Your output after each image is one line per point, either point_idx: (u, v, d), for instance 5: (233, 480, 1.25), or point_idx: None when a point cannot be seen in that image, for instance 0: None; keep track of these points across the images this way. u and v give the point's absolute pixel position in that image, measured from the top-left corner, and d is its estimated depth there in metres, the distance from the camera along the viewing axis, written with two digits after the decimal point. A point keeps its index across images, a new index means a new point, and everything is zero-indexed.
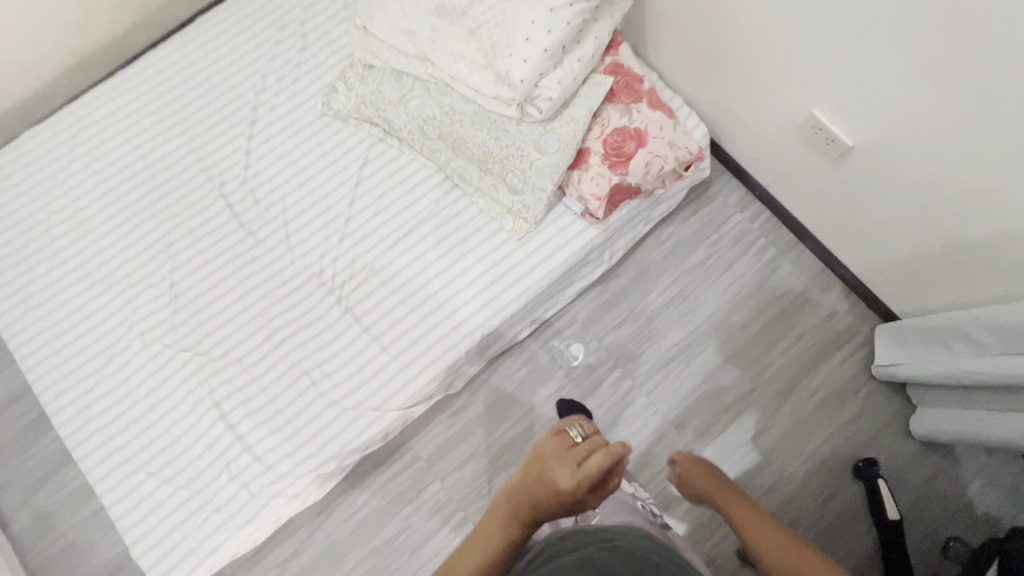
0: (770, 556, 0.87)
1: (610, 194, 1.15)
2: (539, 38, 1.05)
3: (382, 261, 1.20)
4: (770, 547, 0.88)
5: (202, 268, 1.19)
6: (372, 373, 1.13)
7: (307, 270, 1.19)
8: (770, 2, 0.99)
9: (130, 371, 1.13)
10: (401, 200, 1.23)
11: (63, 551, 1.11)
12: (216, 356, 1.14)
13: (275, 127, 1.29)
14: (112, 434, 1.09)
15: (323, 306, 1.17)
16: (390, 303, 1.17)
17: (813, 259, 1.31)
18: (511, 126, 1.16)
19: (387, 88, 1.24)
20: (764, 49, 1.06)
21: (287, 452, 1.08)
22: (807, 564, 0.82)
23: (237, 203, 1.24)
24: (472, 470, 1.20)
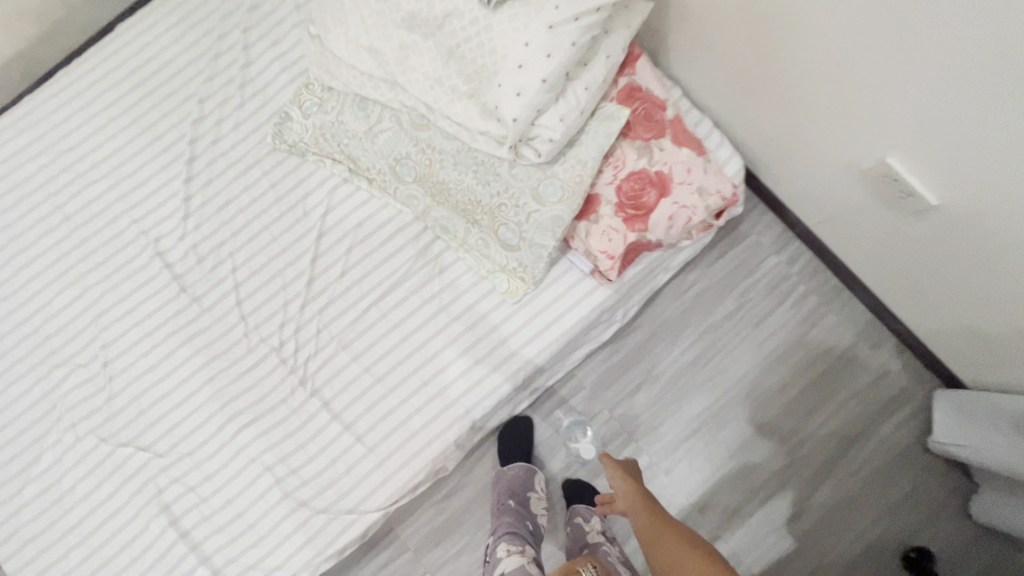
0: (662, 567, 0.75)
1: (625, 252, 0.94)
2: (536, 63, 0.81)
3: (352, 331, 1.01)
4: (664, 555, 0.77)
5: (140, 344, 1.02)
6: (346, 468, 0.98)
7: (264, 345, 1.01)
8: (838, 14, 0.74)
9: (67, 471, 0.98)
10: (373, 256, 1.03)
11: None
12: (163, 452, 0.98)
13: (217, 165, 1.07)
14: (47, 545, 0.96)
15: (286, 389, 1.00)
16: (364, 384, 1.00)
17: (862, 310, 1.11)
18: (502, 168, 0.94)
19: (349, 118, 1.01)
20: (830, 73, 0.81)
21: (250, 563, 0.96)
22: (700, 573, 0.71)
23: (178, 264, 1.04)
24: (467, 562, 1.08)
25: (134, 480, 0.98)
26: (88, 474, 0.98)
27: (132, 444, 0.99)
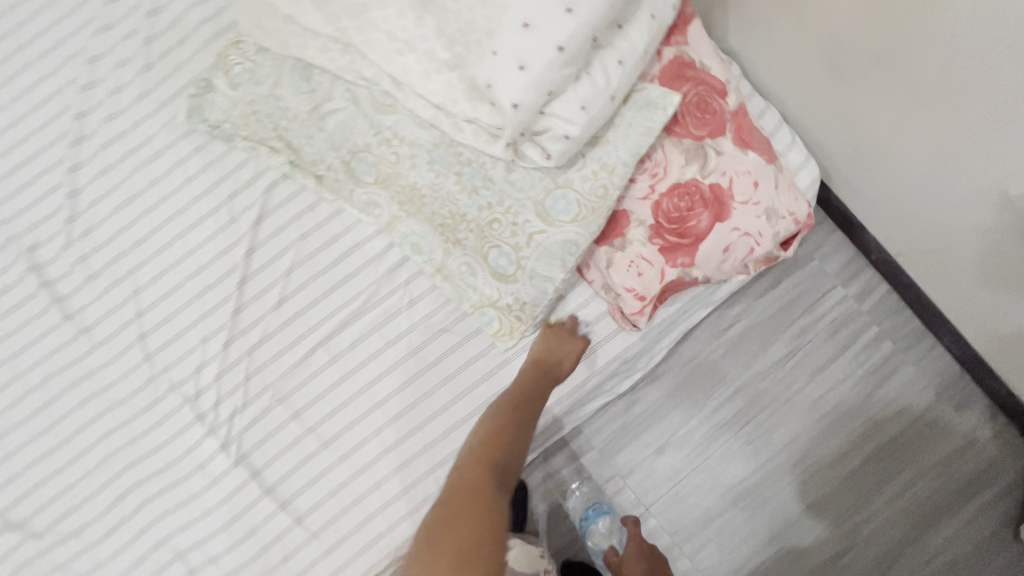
0: None
1: (661, 292, 0.69)
2: (548, 22, 0.56)
3: (293, 378, 0.77)
4: None
5: (7, 387, 0.77)
6: (282, 557, 0.75)
7: (176, 394, 0.77)
8: None
9: None
10: (321, 279, 0.78)
11: None
12: (41, 530, 0.75)
13: (114, 149, 0.80)
14: None
15: (204, 453, 0.76)
16: (305, 449, 0.76)
17: (947, 361, 0.88)
18: (496, 171, 0.68)
19: (290, 93, 0.75)
20: (1008, 51, 0.54)
21: None
22: None
23: (62, 281, 0.78)
24: None
25: None
26: None
27: None
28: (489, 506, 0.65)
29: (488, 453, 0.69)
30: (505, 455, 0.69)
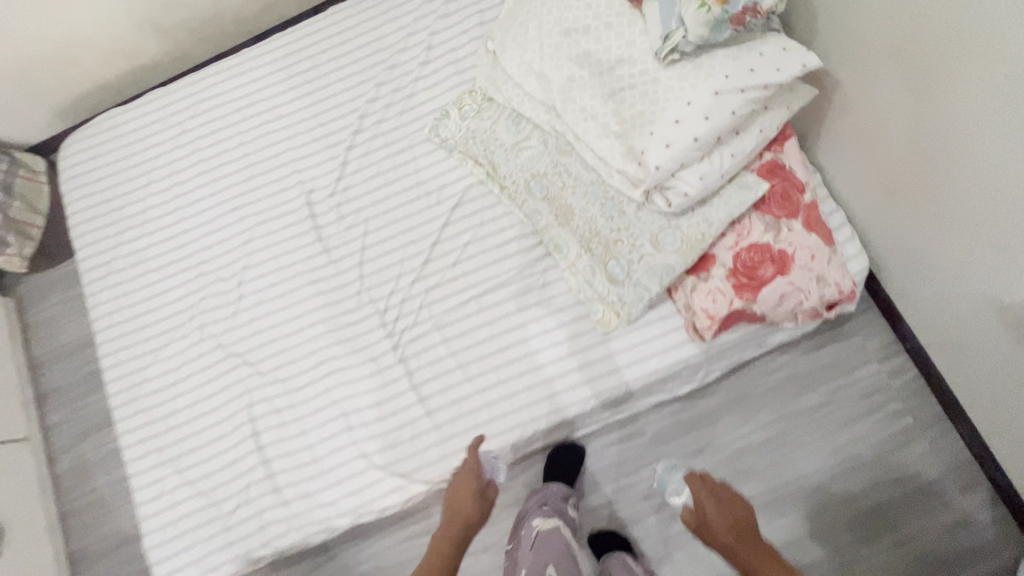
0: None
1: (727, 316, 0.96)
2: (692, 122, 0.87)
3: (449, 315, 1.10)
4: None
5: (270, 274, 1.17)
6: (410, 436, 1.06)
7: (371, 306, 1.12)
8: (1006, 157, 0.75)
9: (189, 362, 1.15)
10: (485, 254, 1.11)
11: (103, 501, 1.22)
12: (263, 371, 1.12)
13: (376, 142, 1.21)
14: (155, 418, 1.14)
15: (377, 349, 1.10)
16: (445, 366, 1.08)
17: (959, 446, 1.04)
18: (629, 208, 1.00)
19: (502, 130, 1.12)
20: (1004, 211, 0.78)
21: (306, 491, 1.06)
22: None
23: (321, 216, 1.19)
24: (490, 560, 1.13)
25: (231, 389, 1.12)
26: (202, 370, 1.14)
27: (241, 357, 1.13)
28: None
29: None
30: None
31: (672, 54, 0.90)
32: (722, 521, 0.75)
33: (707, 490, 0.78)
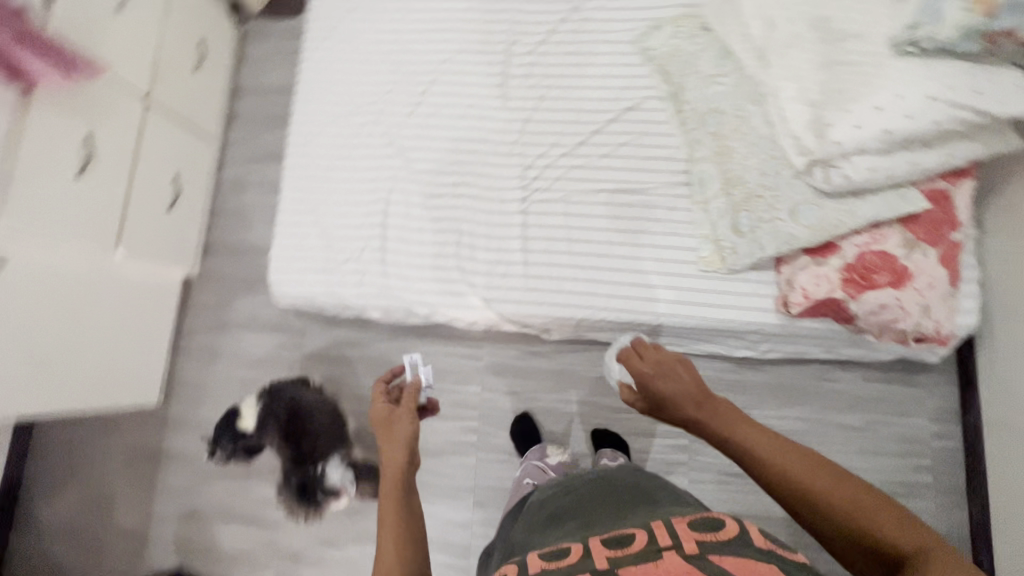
0: (759, 447, 0.73)
1: (821, 302, 1.02)
2: (891, 114, 0.91)
3: (579, 195, 1.22)
4: (748, 438, 0.74)
5: (451, 95, 1.33)
6: (502, 272, 1.22)
7: (520, 158, 1.27)
8: None
9: (359, 135, 1.35)
10: (634, 160, 1.21)
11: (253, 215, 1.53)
12: (412, 169, 1.30)
13: (587, 25, 1.31)
14: (316, 166, 1.36)
15: (509, 194, 1.25)
16: (556, 232, 1.21)
17: (960, 520, 1.10)
18: (783, 173, 1.06)
19: (704, 59, 1.18)
20: None
21: (403, 274, 1.26)
22: (815, 463, 0.69)
23: (514, 67, 1.32)
24: (510, 404, 1.32)
25: (382, 172, 1.32)
26: (365, 146, 1.34)
27: (401, 150, 1.32)
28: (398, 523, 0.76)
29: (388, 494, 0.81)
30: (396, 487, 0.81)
31: (908, 46, 0.93)
32: (675, 395, 0.81)
33: (649, 371, 0.84)
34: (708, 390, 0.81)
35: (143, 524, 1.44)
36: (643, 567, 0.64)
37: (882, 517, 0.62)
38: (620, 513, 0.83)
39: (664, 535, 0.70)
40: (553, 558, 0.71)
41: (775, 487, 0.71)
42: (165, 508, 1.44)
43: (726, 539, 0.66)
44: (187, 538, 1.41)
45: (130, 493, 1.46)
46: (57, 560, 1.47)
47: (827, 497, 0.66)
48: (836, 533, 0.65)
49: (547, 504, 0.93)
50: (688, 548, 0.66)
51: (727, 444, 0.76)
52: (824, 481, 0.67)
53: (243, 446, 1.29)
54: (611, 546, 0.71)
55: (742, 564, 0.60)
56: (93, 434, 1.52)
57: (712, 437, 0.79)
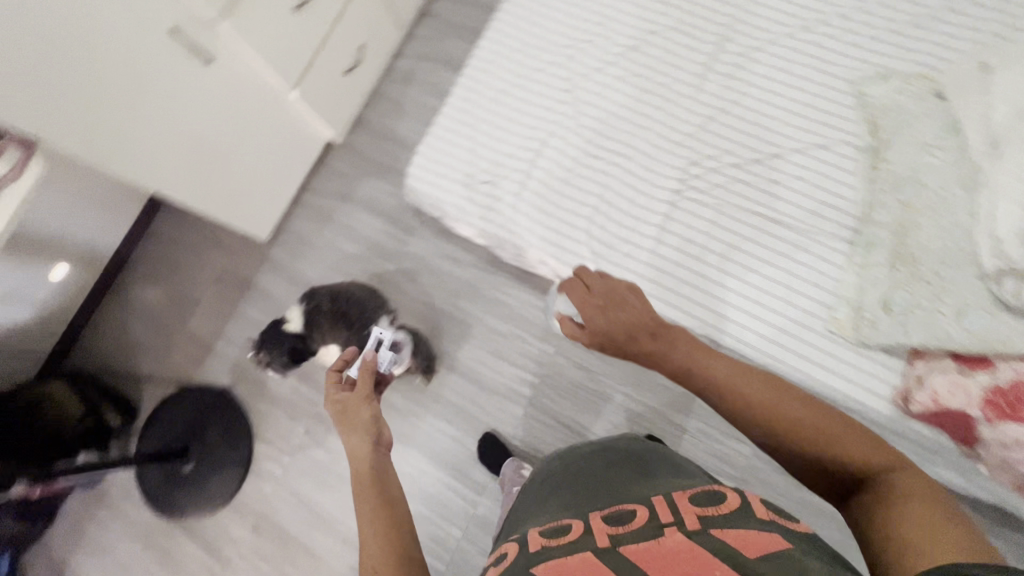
0: (725, 375, 0.77)
1: (947, 412, 0.95)
2: None
3: (732, 208, 1.19)
4: (715, 367, 0.78)
5: (645, 66, 1.30)
6: (627, 250, 1.21)
7: (689, 152, 1.23)
8: None
9: (542, 71, 1.35)
10: (803, 196, 1.16)
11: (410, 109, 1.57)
12: (579, 121, 1.30)
13: (810, 47, 1.24)
14: (488, 85, 1.38)
15: (663, 181, 1.23)
16: (694, 235, 1.19)
17: None
18: (963, 270, 0.99)
19: (923, 125, 1.10)
20: None
21: (531, 215, 1.27)
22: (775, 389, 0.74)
23: (720, 63, 1.27)
24: (576, 376, 1.33)
25: (549, 113, 1.32)
26: (542, 83, 1.34)
27: (574, 99, 1.31)
28: (379, 516, 0.75)
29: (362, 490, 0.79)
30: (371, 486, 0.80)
31: None
32: (629, 326, 0.82)
33: (602, 299, 0.85)
34: (660, 322, 0.83)
35: (212, 338, 1.56)
36: (647, 546, 0.62)
37: (848, 442, 0.68)
38: (620, 483, 0.81)
39: (665, 510, 0.68)
40: (555, 535, 0.69)
41: (742, 420, 0.75)
42: (235, 332, 1.54)
43: (727, 512, 0.65)
44: (244, 367, 1.51)
45: (213, 307, 1.58)
46: (133, 337, 1.62)
47: (797, 431, 0.70)
48: (804, 461, 0.71)
49: (552, 473, 0.91)
50: (690, 524, 0.64)
51: (689, 378, 0.79)
52: (789, 406, 0.72)
53: (290, 344, 1.29)
54: (612, 522, 0.69)
55: (743, 538, 0.60)
56: (198, 244, 1.64)
57: (670, 372, 0.81)
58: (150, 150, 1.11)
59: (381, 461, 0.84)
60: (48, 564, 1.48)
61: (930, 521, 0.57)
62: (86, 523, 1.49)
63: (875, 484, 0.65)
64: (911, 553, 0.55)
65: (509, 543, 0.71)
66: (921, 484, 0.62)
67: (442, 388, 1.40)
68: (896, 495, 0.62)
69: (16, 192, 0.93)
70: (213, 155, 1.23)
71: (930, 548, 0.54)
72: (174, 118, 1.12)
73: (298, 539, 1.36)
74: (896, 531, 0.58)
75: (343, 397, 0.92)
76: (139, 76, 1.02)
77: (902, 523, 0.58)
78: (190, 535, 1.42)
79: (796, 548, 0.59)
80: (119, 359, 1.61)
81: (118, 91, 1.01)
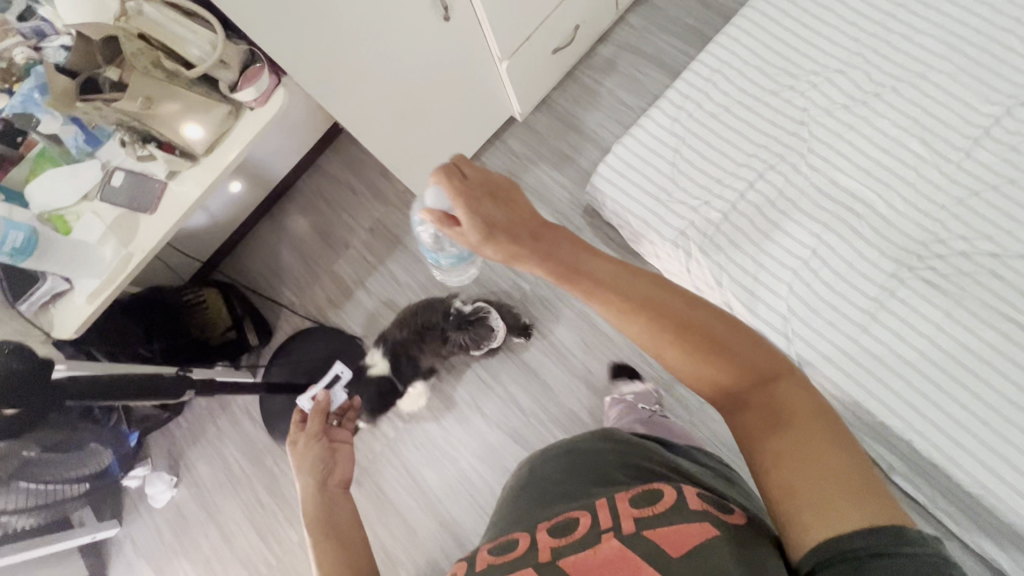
0: (611, 277, 0.66)
1: None
2: None
3: (976, 306, 1.00)
4: (599, 267, 0.67)
5: (903, 117, 1.12)
6: (830, 319, 1.06)
7: (936, 227, 1.06)
8: None
9: (776, 94, 1.20)
10: None
11: (604, 103, 1.47)
12: (807, 161, 1.15)
13: None
14: (707, 96, 1.24)
15: (895, 252, 1.06)
16: (919, 323, 1.02)
17: None
18: None
19: None
20: None
21: (727, 251, 1.14)
22: (661, 290, 0.66)
23: (1003, 130, 1.07)
24: (724, 431, 1.25)
25: (775, 143, 1.17)
26: (773, 108, 1.19)
27: (809, 135, 1.16)
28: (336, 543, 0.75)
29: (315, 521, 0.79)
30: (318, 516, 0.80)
31: None
32: (511, 224, 0.66)
33: (483, 189, 0.66)
34: (544, 219, 0.69)
35: (353, 285, 1.56)
36: (584, 560, 0.55)
37: (744, 359, 0.63)
38: (581, 486, 0.71)
39: (606, 516, 0.60)
40: (502, 552, 0.60)
41: (643, 328, 0.64)
42: (376, 286, 1.54)
43: (665, 510, 0.58)
44: (378, 321, 1.52)
45: (359, 253, 1.58)
46: (277, 261, 1.64)
47: (698, 343, 0.63)
48: (702, 378, 0.64)
49: (528, 481, 0.79)
50: (625, 528, 0.57)
51: (584, 280, 0.66)
52: (684, 313, 0.64)
53: (401, 375, 1.33)
54: (556, 532, 0.60)
55: (672, 536, 0.55)
56: (356, 188, 1.63)
57: (561, 271, 0.66)
58: (354, 91, 1.05)
59: (331, 504, 0.84)
60: (165, 450, 1.57)
61: (806, 469, 0.55)
62: (205, 426, 1.56)
63: (761, 402, 0.61)
64: (799, 521, 0.54)
65: (461, 562, 0.62)
66: (802, 399, 0.60)
67: (573, 400, 1.34)
68: (783, 426, 0.59)
69: (258, 118, 0.92)
70: (394, 111, 1.16)
71: (817, 515, 0.53)
72: (382, 63, 1.05)
73: (397, 504, 1.37)
74: (774, 484, 0.57)
75: (301, 438, 0.97)
76: (382, 18, 0.99)
77: (793, 481, 0.56)
78: None
79: (723, 541, 0.55)
80: (259, 277, 1.64)
81: (355, 25, 0.95)
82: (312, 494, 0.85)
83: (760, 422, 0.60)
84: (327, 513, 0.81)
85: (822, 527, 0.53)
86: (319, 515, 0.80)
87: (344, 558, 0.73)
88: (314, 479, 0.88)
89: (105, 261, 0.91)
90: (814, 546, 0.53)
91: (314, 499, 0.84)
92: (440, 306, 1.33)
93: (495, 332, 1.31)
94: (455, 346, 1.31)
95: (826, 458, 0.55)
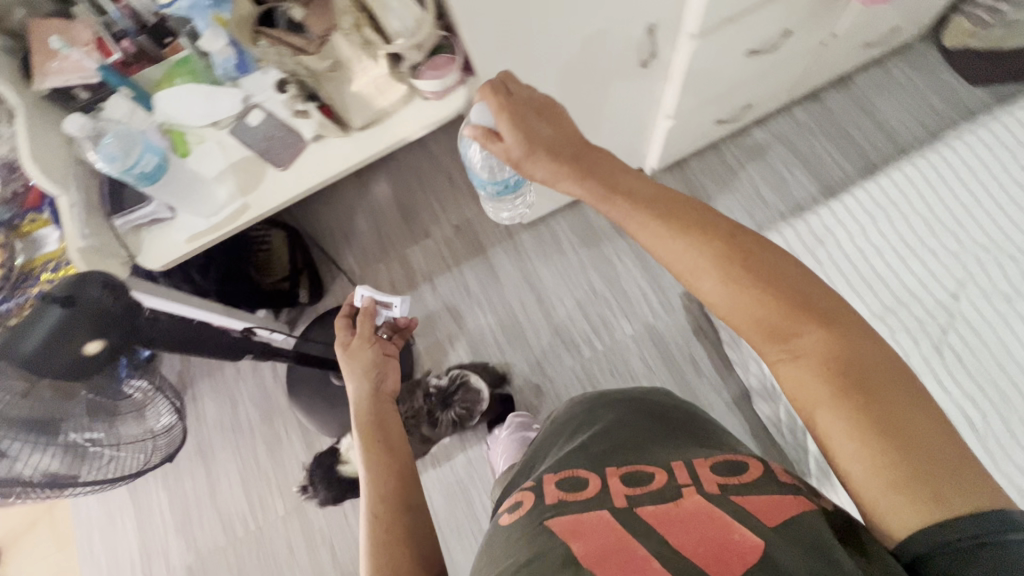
0: (658, 203, 0.62)
1: None
2: None
3: None
4: (643, 191, 0.62)
5: None
6: None
7: None
8: None
9: (935, 257, 1.07)
10: None
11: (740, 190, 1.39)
12: (951, 342, 1.00)
13: None
14: (850, 236, 1.15)
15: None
16: None
17: None
18: None
19: None
20: None
21: None
22: (715, 223, 0.60)
23: None
24: None
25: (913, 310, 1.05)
26: (924, 272, 1.07)
27: (961, 316, 1.01)
28: (394, 459, 0.78)
29: (369, 440, 0.79)
30: (373, 438, 0.80)
31: None
32: (556, 139, 0.63)
33: (527, 109, 0.63)
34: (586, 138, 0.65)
35: (420, 277, 1.48)
36: (664, 510, 0.49)
37: (806, 311, 0.55)
38: (646, 439, 0.65)
39: (684, 476, 0.55)
40: (571, 490, 0.55)
41: (704, 260, 0.58)
42: (444, 287, 1.46)
43: (751, 481, 0.53)
44: (433, 323, 1.44)
45: (436, 246, 1.50)
46: (350, 223, 1.56)
47: (754, 280, 0.57)
48: (758, 323, 0.57)
49: (576, 419, 0.74)
50: (707, 490, 0.52)
51: (629, 199, 0.62)
52: (739, 249, 0.58)
53: None
54: (628, 482, 0.55)
55: (762, 502, 0.50)
56: (455, 180, 1.55)
57: (602, 189, 0.62)
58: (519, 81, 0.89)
59: (383, 411, 0.85)
60: (175, 369, 1.49)
61: (890, 436, 0.49)
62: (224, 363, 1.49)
63: (835, 356, 0.53)
64: (889, 505, 0.48)
65: (526, 491, 0.58)
66: (877, 356, 0.53)
67: None
68: (860, 394, 0.51)
69: (429, 109, 0.85)
70: None
71: (908, 500, 0.47)
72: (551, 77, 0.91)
73: None
74: (849, 465, 0.51)
75: (357, 341, 0.93)
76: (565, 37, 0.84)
77: (873, 456, 0.49)
78: (306, 442, 1.40)
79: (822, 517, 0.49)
80: (327, 232, 1.56)
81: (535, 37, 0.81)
82: (364, 404, 0.84)
83: (826, 385, 0.53)
84: (382, 434, 0.81)
85: (917, 513, 0.47)
86: (373, 430, 0.81)
87: (395, 474, 0.76)
88: (367, 398, 0.86)
89: (218, 203, 0.87)
90: (905, 533, 0.47)
91: (367, 409, 0.84)
92: (416, 391, 1.36)
93: (480, 394, 1.32)
94: (448, 423, 1.32)
95: (912, 426, 0.49)
